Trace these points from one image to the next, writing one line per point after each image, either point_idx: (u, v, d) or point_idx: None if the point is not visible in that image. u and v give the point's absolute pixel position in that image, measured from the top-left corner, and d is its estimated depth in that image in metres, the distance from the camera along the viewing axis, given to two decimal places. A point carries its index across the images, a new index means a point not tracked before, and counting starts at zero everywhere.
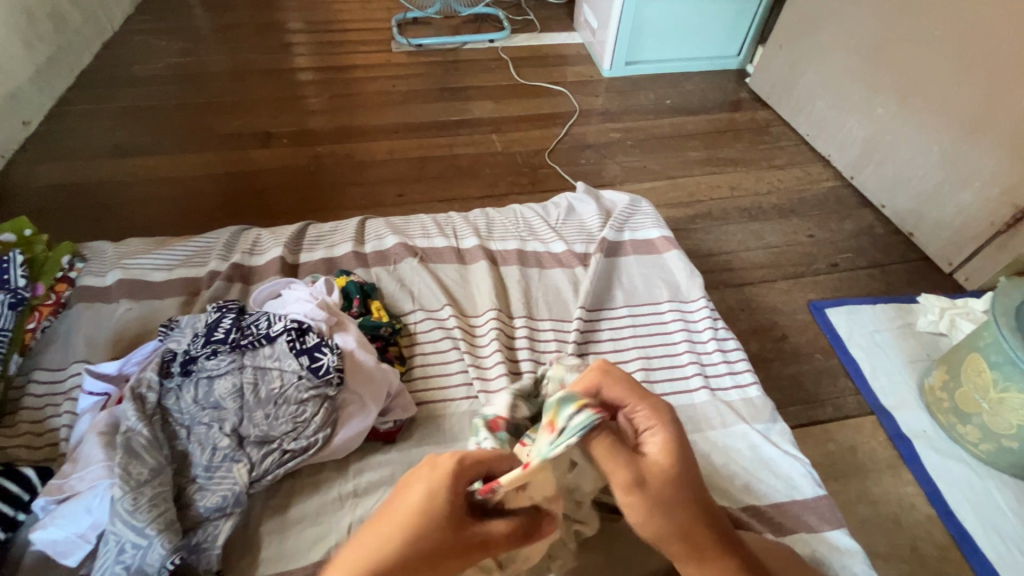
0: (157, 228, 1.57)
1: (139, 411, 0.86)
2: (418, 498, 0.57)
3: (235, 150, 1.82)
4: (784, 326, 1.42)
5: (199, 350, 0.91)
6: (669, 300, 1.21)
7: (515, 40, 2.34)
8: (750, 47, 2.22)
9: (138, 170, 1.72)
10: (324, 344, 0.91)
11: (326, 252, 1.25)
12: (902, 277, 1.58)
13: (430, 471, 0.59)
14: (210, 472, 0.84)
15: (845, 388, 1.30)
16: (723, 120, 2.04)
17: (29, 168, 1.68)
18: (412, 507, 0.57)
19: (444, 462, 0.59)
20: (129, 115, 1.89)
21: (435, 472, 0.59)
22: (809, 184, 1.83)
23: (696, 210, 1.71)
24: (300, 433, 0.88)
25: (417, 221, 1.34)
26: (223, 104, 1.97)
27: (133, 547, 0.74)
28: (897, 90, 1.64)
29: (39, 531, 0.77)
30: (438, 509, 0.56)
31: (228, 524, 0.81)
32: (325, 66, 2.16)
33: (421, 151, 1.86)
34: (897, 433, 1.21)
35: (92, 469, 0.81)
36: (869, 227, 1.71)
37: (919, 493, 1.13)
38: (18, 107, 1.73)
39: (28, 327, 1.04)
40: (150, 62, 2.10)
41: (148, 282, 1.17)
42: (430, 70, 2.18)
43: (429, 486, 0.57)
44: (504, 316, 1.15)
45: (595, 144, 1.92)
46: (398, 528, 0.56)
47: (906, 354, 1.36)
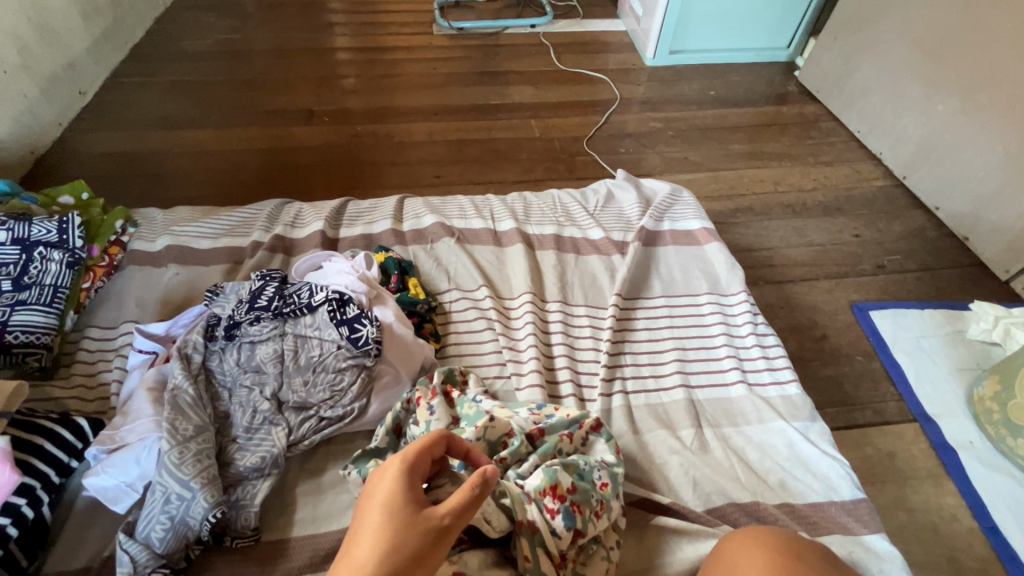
0: (202, 199, 1.61)
1: (185, 370, 0.89)
2: (382, 493, 0.58)
3: (279, 127, 1.85)
4: (825, 326, 1.37)
5: (243, 315, 0.94)
6: (708, 292, 1.19)
7: (557, 26, 2.30)
8: (801, 39, 2.14)
9: (186, 141, 1.77)
10: (364, 316, 0.93)
11: (365, 228, 1.26)
12: (954, 282, 1.51)
13: (383, 479, 0.59)
14: (251, 432, 0.86)
15: (887, 392, 1.26)
16: (769, 114, 1.97)
17: (85, 136, 1.75)
18: (377, 506, 0.56)
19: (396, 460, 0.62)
20: (178, 88, 1.94)
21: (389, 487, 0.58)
22: (857, 182, 1.76)
23: (736, 204, 1.67)
24: (337, 402, 0.90)
25: (454, 202, 1.34)
26: (266, 81, 2.00)
27: (178, 498, 0.77)
28: (961, 86, 1.55)
29: (91, 477, 0.81)
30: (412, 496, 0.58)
31: (266, 484, 0.84)
32: (365, 47, 2.17)
33: (458, 134, 1.86)
34: (940, 443, 1.17)
35: (142, 422, 0.85)
36: (920, 228, 1.64)
37: (961, 504, 1.09)
38: (75, 77, 1.80)
39: (84, 286, 1.09)
40: (199, 38, 2.15)
41: (194, 249, 1.21)
42: (470, 53, 2.17)
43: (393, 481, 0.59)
44: (538, 300, 1.15)
45: (635, 133, 1.88)
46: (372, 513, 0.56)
47: (954, 362, 1.31)
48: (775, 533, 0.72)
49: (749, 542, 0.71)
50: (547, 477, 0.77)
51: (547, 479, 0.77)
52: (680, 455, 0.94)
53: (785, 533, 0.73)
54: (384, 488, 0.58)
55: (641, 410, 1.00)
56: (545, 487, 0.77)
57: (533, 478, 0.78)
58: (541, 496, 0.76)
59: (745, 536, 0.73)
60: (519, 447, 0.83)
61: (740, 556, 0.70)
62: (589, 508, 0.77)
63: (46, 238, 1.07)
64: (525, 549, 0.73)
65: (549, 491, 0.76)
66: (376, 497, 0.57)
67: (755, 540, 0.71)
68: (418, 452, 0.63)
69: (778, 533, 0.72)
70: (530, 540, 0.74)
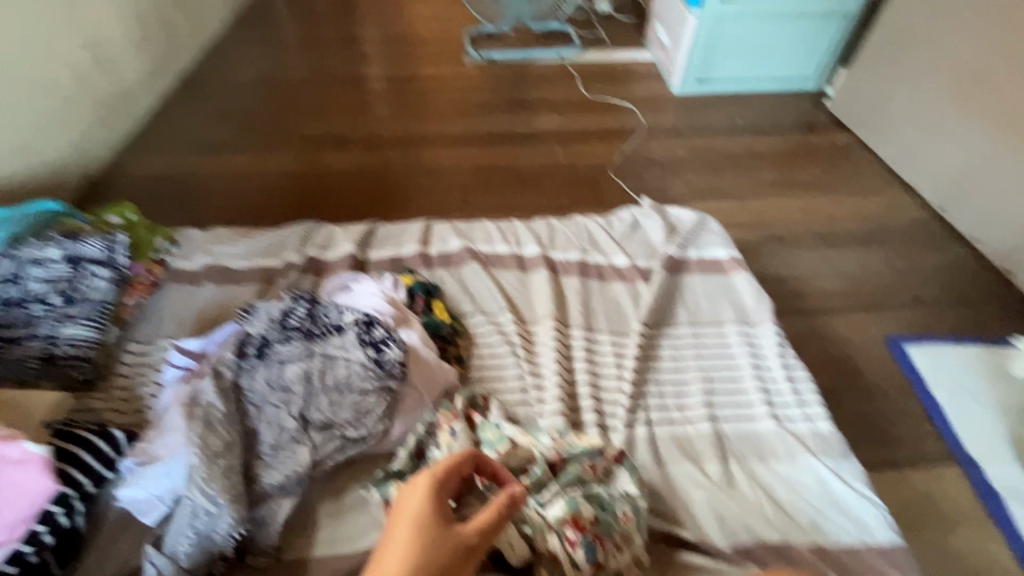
0: (239, 221, 1.68)
1: (217, 387, 0.91)
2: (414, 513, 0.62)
3: (314, 152, 1.92)
4: (858, 360, 1.33)
5: (275, 335, 0.97)
6: (735, 322, 1.17)
7: (584, 55, 2.35)
8: (831, 68, 2.13)
9: (227, 165, 1.85)
10: (390, 339, 0.97)
11: (393, 251, 1.29)
12: (996, 317, 1.45)
13: (415, 494, 0.63)
14: (277, 450, 0.87)
15: (925, 431, 1.21)
16: (798, 142, 1.96)
17: (134, 160, 1.85)
18: (410, 519, 0.61)
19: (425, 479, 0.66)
20: (221, 115, 2.04)
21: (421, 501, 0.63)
22: (890, 212, 1.72)
23: (764, 233, 1.65)
24: (361, 422, 0.91)
25: (481, 227, 1.36)
26: (304, 109, 2.09)
27: (205, 513, 0.79)
28: (1002, 119, 1.53)
29: (125, 488, 0.84)
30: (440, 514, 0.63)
31: (289, 502, 0.85)
32: (398, 77, 2.25)
33: (485, 160, 1.90)
34: (984, 487, 1.11)
35: (173, 436, 0.86)
36: (959, 261, 1.59)
37: (1008, 554, 1.03)
38: (128, 105, 1.91)
39: (127, 302, 1.14)
40: (243, 69, 2.27)
41: (230, 268, 1.25)
42: (499, 82, 2.22)
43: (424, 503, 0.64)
44: (562, 326, 1.15)
45: (661, 161, 1.89)
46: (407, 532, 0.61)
47: (997, 401, 1.25)
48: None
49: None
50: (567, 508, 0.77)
51: (567, 510, 0.77)
52: (706, 489, 0.92)
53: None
54: (417, 503, 0.63)
55: (666, 442, 0.98)
56: (565, 518, 0.77)
57: (553, 508, 0.78)
58: (561, 526, 0.77)
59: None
60: (540, 475, 0.83)
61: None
62: (610, 541, 0.77)
63: (95, 256, 1.13)
64: None
65: (570, 523, 0.76)
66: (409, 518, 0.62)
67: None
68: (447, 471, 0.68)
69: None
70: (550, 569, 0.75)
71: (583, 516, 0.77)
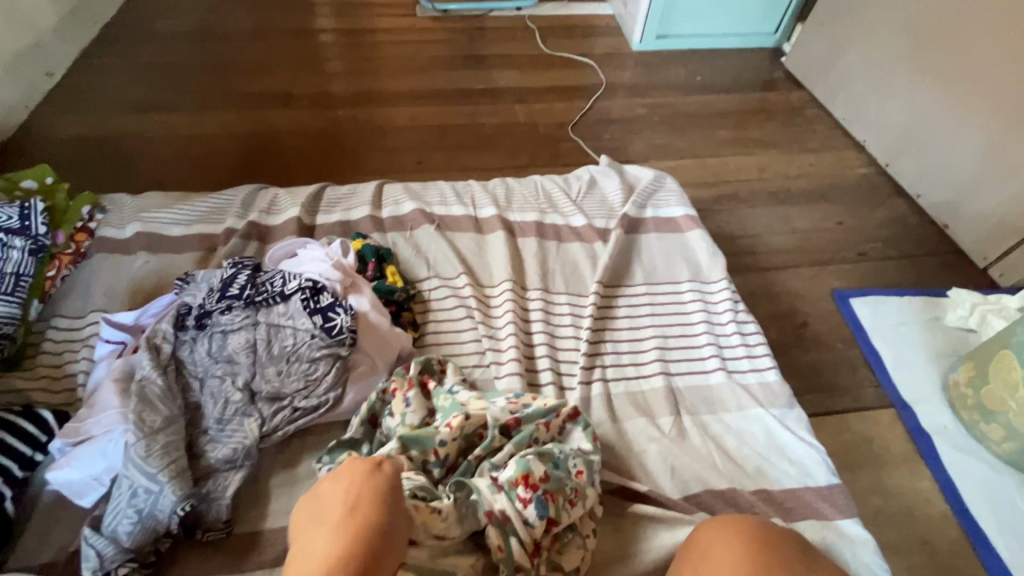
0: (176, 185, 1.57)
1: (154, 360, 0.87)
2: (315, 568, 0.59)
3: (256, 110, 1.80)
4: (806, 314, 1.38)
5: (214, 304, 0.91)
6: (690, 280, 1.18)
7: (543, 8, 2.26)
8: (788, 25, 2.12)
9: (159, 125, 1.72)
10: (338, 305, 0.92)
11: (343, 214, 1.23)
12: (934, 270, 1.52)
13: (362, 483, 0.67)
14: (223, 424, 0.84)
15: (865, 378, 1.27)
16: (756, 100, 1.96)
17: (53, 120, 1.69)
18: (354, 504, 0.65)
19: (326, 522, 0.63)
20: (150, 70, 1.88)
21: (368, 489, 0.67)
22: (840, 169, 1.76)
23: (721, 191, 1.66)
24: (312, 392, 0.88)
25: (435, 188, 1.32)
26: (243, 63, 1.94)
27: (145, 492, 0.76)
28: (945, 74, 1.56)
29: (55, 471, 0.79)
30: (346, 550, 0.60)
31: (238, 476, 0.82)
32: (346, 29, 2.11)
33: (441, 119, 1.82)
34: (916, 428, 1.18)
35: (108, 414, 0.82)
36: (902, 216, 1.65)
37: (934, 488, 1.11)
38: (41, 58, 1.73)
39: (48, 275, 1.05)
40: (173, 18, 2.08)
41: (165, 236, 1.17)
42: (455, 36, 2.12)
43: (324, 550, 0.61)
44: (519, 287, 1.13)
45: (620, 119, 1.86)
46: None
47: (931, 349, 1.32)
48: (761, 524, 0.72)
49: (734, 529, 0.71)
50: (518, 467, 0.77)
51: (518, 469, 0.77)
52: (658, 442, 0.94)
53: (770, 526, 0.73)
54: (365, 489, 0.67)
55: (620, 399, 1.00)
56: (517, 477, 0.77)
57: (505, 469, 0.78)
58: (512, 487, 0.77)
59: (730, 522, 0.72)
60: (493, 440, 0.83)
61: (724, 543, 0.70)
62: (562, 497, 0.77)
63: (8, 225, 1.03)
64: (496, 538, 0.74)
65: (521, 482, 0.76)
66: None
67: (739, 527, 0.71)
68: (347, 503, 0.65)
69: (764, 525, 0.72)
70: (502, 529, 0.74)
71: (535, 474, 0.77)
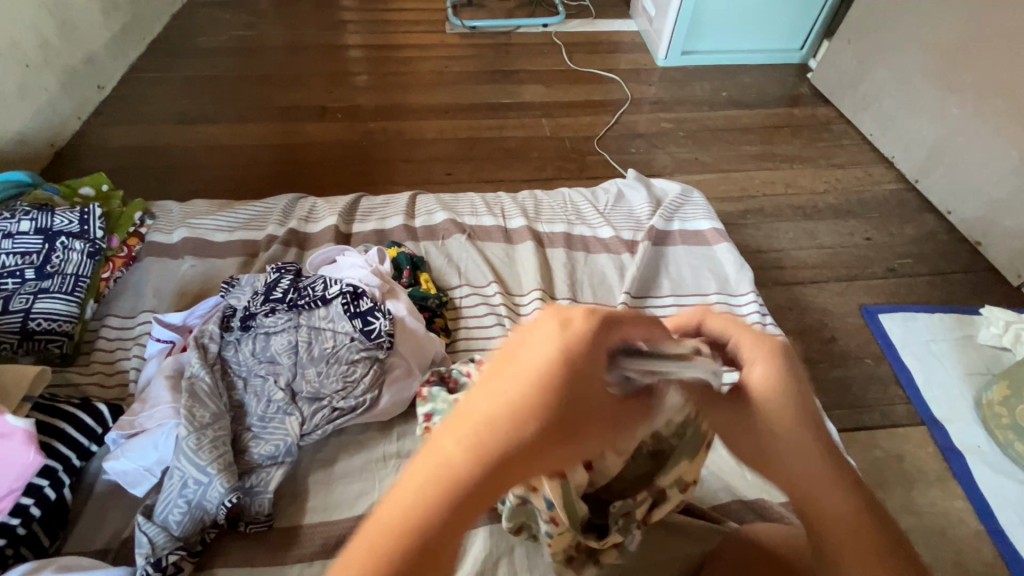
0: (216, 193, 1.64)
1: (202, 359, 0.91)
2: (504, 417, 0.43)
3: (292, 122, 1.87)
4: (834, 329, 1.37)
5: (259, 307, 0.96)
6: (717, 292, 1.20)
7: (569, 25, 2.31)
8: (815, 41, 2.13)
9: (202, 136, 1.80)
10: (377, 310, 0.95)
11: (378, 223, 1.28)
12: (966, 287, 1.50)
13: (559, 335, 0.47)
14: (265, 421, 0.89)
15: (895, 395, 1.26)
16: (781, 116, 1.97)
17: (103, 130, 1.78)
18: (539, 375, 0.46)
19: (537, 356, 0.46)
20: (194, 83, 1.97)
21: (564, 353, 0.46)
22: (868, 185, 1.76)
23: (746, 205, 1.67)
24: (349, 393, 0.92)
25: (466, 199, 1.36)
26: (280, 77, 2.03)
27: (195, 483, 0.80)
28: (977, 90, 1.55)
29: (112, 461, 0.84)
30: (544, 417, 0.44)
31: (280, 471, 0.86)
32: (378, 45, 2.19)
33: (469, 132, 1.87)
34: (948, 446, 1.17)
35: (160, 408, 0.87)
36: (932, 232, 1.63)
37: (968, 508, 1.09)
38: (94, 72, 1.83)
39: (103, 276, 1.11)
40: (216, 35, 2.18)
41: (211, 241, 1.23)
42: (483, 52, 2.18)
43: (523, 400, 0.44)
44: (548, 297, 1.16)
45: (646, 133, 1.89)
46: (483, 435, 0.43)
47: (964, 366, 1.30)
48: (780, 444, 0.57)
49: (748, 417, 0.58)
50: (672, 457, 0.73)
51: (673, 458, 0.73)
52: None
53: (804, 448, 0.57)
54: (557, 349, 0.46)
55: None
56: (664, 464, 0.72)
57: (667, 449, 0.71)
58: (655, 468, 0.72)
59: (755, 384, 0.56)
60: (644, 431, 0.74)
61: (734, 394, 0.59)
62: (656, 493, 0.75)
63: (68, 229, 1.09)
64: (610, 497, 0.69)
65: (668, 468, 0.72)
66: (480, 415, 0.44)
67: (753, 427, 0.58)
68: (571, 347, 0.46)
69: (776, 448, 0.57)
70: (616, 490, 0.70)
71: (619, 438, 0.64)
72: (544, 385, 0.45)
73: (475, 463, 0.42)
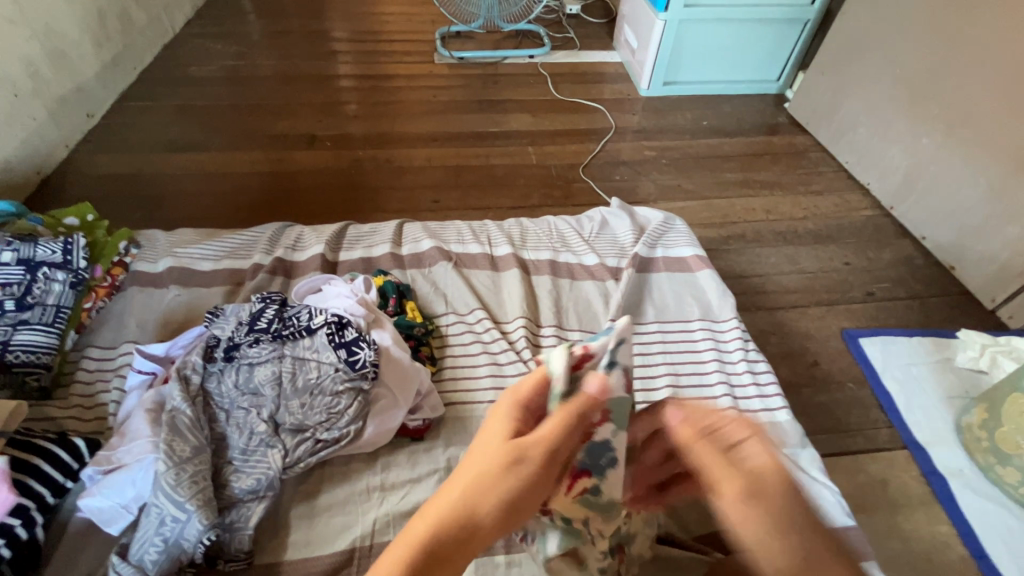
0: (203, 221, 1.64)
1: (184, 392, 0.90)
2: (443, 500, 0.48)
3: (281, 150, 1.89)
4: (816, 353, 1.40)
5: (243, 337, 0.95)
6: (700, 318, 1.22)
7: (555, 57, 2.38)
8: (791, 72, 2.21)
9: (189, 163, 1.81)
10: (362, 339, 0.96)
11: (365, 252, 1.29)
12: (941, 311, 1.54)
13: (501, 414, 0.55)
14: (247, 455, 0.87)
15: (877, 420, 1.28)
16: (760, 144, 2.03)
17: (90, 157, 1.78)
18: (489, 448, 0.51)
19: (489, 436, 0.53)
20: (184, 112, 1.99)
21: (498, 433, 0.53)
22: (845, 212, 1.80)
23: (729, 231, 1.71)
24: (333, 424, 0.91)
25: (453, 227, 1.37)
26: (270, 106, 2.05)
27: (173, 520, 0.78)
28: (944, 121, 1.61)
29: (87, 498, 0.82)
30: (491, 483, 0.49)
31: (260, 506, 0.84)
32: (367, 74, 2.23)
33: (457, 160, 1.90)
34: (931, 470, 1.18)
35: (138, 443, 0.85)
36: (908, 257, 1.68)
37: (952, 532, 1.10)
38: (83, 101, 1.84)
39: (85, 306, 1.11)
40: (206, 64, 2.21)
41: (195, 270, 1.23)
42: (470, 82, 2.23)
43: (472, 479, 0.49)
44: (532, 324, 1.17)
45: (630, 161, 1.93)
46: (431, 525, 0.47)
47: (943, 390, 1.32)
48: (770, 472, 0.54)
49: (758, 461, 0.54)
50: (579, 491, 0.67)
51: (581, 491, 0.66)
52: None
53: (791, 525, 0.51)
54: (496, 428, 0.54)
55: None
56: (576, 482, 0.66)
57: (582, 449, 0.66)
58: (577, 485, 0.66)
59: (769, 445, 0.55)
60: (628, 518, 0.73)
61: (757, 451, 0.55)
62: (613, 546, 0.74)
63: (51, 259, 1.08)
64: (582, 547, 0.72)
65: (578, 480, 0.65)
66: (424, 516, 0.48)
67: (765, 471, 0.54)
68: (504, 426, 0.54)
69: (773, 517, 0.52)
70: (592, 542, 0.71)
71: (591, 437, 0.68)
72: (495, 453, 0.50)
73: (418, 554, 0.46)
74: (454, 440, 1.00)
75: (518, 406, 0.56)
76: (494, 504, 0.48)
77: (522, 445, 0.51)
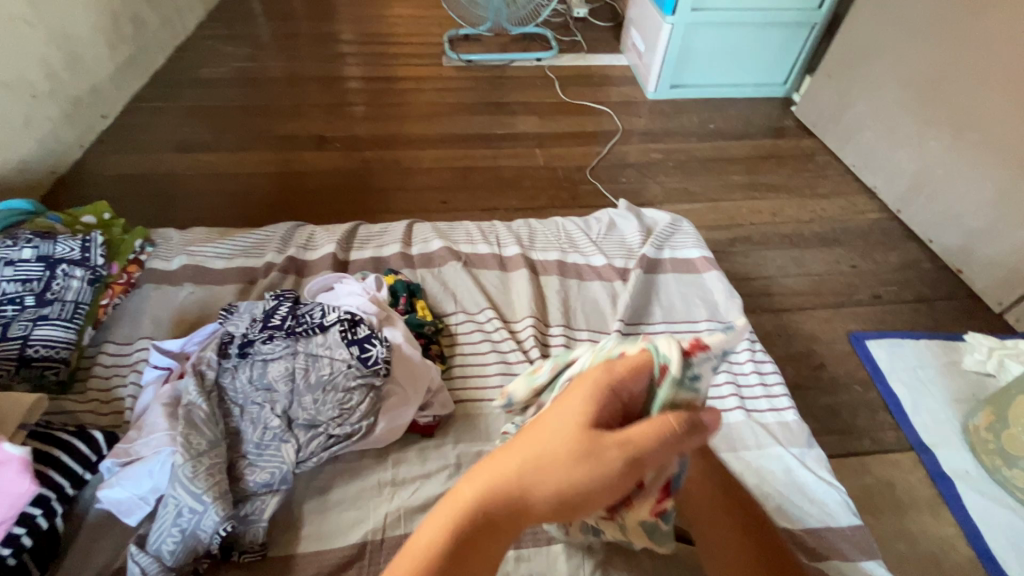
0: (215, 220, 1.66)
1: (200, 387, 0.92)
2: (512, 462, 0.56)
3: (291, 151, 1.91)
4: (822, 355, 1.41)
5: (257, 334, 0.97)
6: (707, 319, 1.23)
7: (562, 60, 2.39)
8: (797, 76, 2.22)
9: (201, 164, 1.84)
10: (374, 336, 0.97)
11: (375, 251, 1.30)
12: (949, 314, 1.54)
13: (583, 392, 0.60)
14: (261, 449, 0.89)
15: (884, 421, 1.28)
16: (767, 147, 2.04)
17: (104, 157, 1.81)
18: (565, 429, 0.57)
19: (568, 416, 0.58)
20: (196, 113, 2.02)
21: (576, 417, 0.58)
22: (852, 215, 1.81)
23: (735, 233, 1.72)
24: (345, 420, 0.93)
25: (462, 228, 1.39)
26: (281, 108, 2.08)
27: (190, 512, 0.79)
28: (952, 125, 1.61)
29: (106, 489, 0.84)
30: (562, 466, 0.55)
31: (274, 500, 0.86)
32: (376, 77, 2.26)
33: (465, 161, 1.92)
34: (938, 472, 1.18)
35: (156, 436, 0.87)
36: (915, 260, 1.68)
37: (959, 534, 1.10)
38: (98, 101, 1.87)
39: (102, 303, 1.13)
40: (218, 66, 2.24)
41: (209, 268, 1.25)
42: (478, 85, 2.25)
43: (543, 452, 0.56)
44: (540, 323, 1.18)
45: (636, 163, 1.94)
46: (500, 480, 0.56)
47: (950, 392, 1.33)
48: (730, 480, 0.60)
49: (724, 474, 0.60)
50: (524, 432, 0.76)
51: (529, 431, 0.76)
52: None
53: None
54: (575, 411, 0.58)
55: None
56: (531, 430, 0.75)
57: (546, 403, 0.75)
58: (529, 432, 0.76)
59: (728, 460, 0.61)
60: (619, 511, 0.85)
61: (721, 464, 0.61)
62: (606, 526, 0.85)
63: (70, 256, 1.10)
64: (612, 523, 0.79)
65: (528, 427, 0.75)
66: (497, 469, 0.57)
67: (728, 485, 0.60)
68: (584, 410, 0.59)
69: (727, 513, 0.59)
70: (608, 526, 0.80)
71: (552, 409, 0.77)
72: (569, 440, 0.56)
73: (485, 498, 0.56)
74: (464, 438, 1.01)
75: (601, 391, 0.60)
76: (560, 483, 0.55)
77: (597, 441, 0.56)
